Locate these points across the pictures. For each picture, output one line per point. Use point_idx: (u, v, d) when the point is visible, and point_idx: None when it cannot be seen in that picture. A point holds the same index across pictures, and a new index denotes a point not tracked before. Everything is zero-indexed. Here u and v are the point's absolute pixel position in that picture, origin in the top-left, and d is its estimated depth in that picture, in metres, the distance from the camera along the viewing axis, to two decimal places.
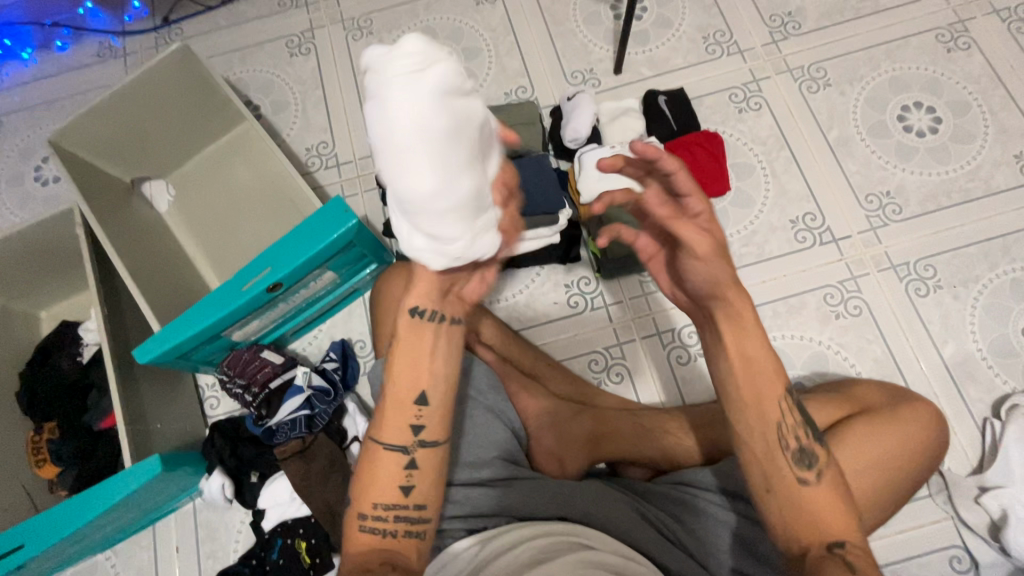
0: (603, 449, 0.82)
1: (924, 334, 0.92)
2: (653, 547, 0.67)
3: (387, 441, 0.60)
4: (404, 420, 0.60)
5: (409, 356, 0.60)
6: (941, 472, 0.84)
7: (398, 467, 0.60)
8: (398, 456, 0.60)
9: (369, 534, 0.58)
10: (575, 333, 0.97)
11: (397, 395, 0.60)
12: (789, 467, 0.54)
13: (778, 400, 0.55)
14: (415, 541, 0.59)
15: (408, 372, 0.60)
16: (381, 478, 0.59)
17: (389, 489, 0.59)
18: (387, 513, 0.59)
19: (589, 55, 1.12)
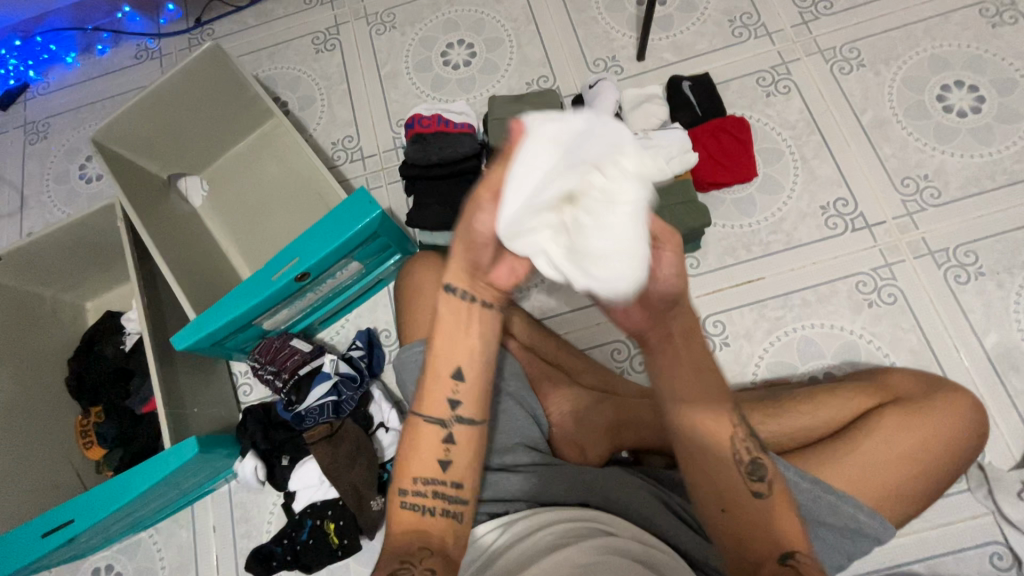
0: (624, 437, 0.81)
1: (964, 323, 0.88)
2: (674, 533, 0.67)
3: (425, 419, 0.61)
4: (442, 395, 0.60)
5: (446, 332, 0.59)
6: (980, 465, 0.80)
7: (434, 445, 0.60)
8: (436, 433, 0.60)
9: (410, 512, 0.60)
10: (596, 322, 0.97)
11: (434, 371, 0.60)
12: (742, 481, 0.58)
13: (728, 427, 0.58)
14: (452, 521, 0.60)
15: (445, 346, 0.60)
16: (418, 454, 0.60)
17: (427, 464, 0.60)
18: (426, 491, 0.60)
19: (611, 42, 1.11)
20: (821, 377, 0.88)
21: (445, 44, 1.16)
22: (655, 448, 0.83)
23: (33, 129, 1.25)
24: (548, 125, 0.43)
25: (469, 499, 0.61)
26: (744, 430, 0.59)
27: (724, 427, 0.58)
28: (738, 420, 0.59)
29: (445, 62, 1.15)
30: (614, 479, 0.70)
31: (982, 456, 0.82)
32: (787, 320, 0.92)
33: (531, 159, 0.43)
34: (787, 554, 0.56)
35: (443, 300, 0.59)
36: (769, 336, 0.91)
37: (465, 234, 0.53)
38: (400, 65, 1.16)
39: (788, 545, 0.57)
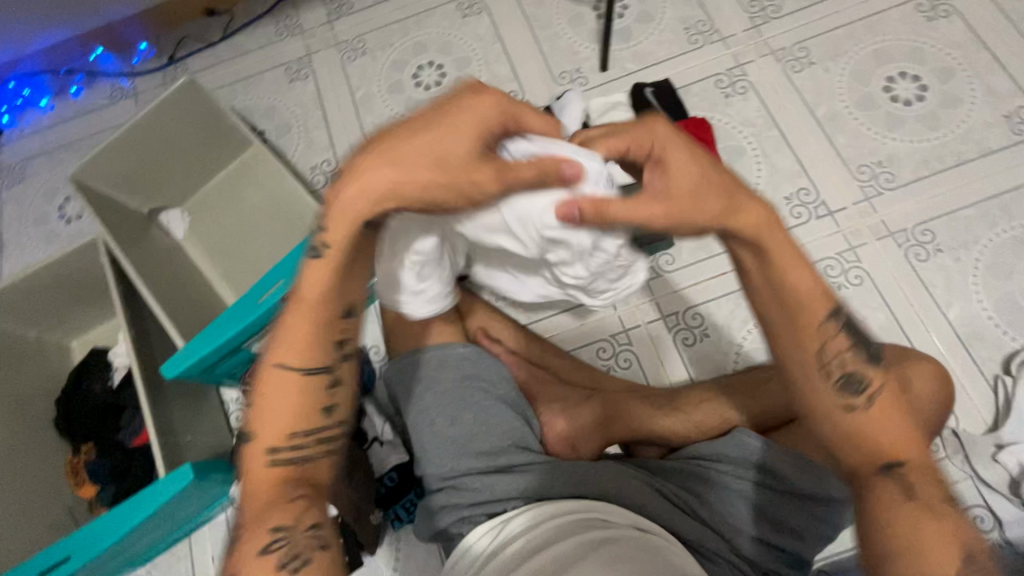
0: (615, 431, 0.83)
1: (928, 298, 0.92)
2: (668, 518, 0.69)
3: (298, 359, 0.57)
4: (329, 337, 0.59)
5: (340, 272, 0.58)
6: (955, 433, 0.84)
7: (314, 387, 0.58)
8: (309, 375, 0.58)
9: (278, 467, 0.57)
10: (579, 323, 0.99)
11: (320, 309, 0.58)
12: (833, 395, 0.58)
13: (814, 329, 0.59)
14: (332, 467, 0.60)
15: (326, 270, 0.57)
16: (290, 399, 0.58)
17: (306, 411, 0.58)
18: (306, 441, 0.58)
19: (575, 55, 1.15)
20: None
21: (416, 66, 1.20)
22: (645, 440, 0.84)
23: (10, 173, 1.25)
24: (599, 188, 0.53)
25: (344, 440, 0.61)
26: (836, 328, 0.59)
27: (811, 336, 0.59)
28: (828, 314, 0.59)
29: (417, 83, 1.18)
30: (609, 472, 0.72)
31: (955, 422, 0.86)
32: None
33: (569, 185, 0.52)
34: (892, 464, 0.56)
35: (357, 186, 0.53)
36: (746, 325, 0.95)
37: (424, 125, 0.52)
38: (373, 89, 1.19)
39: (900, 457, 0.56)
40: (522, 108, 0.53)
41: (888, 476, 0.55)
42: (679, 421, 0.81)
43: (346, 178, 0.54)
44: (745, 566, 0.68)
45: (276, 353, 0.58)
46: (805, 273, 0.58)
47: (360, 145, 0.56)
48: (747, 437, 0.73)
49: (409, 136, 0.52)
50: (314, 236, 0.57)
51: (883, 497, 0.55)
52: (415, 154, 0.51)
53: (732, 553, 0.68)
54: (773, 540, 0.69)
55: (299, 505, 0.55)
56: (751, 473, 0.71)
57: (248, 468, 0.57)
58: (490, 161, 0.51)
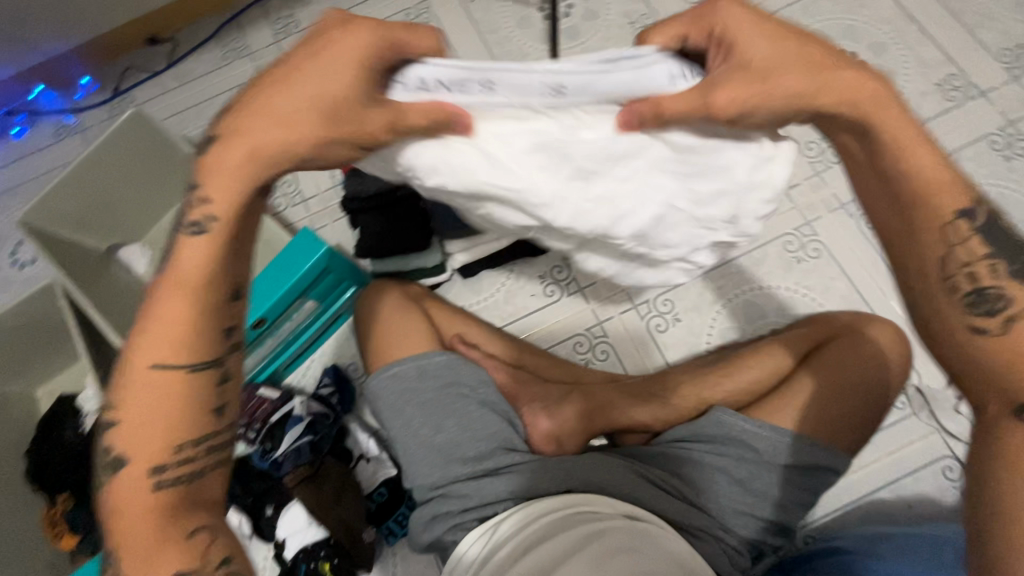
0: (597, 422, 0.82)
1: (883, 263, 0.96)
2: (656, 502, 0.70)
3: (178, 358, 0.55)
4: (216, 326, 0.57)
5: (220, 250, 0.56)
6: (919, 389, 0.88)
7: (200, 387, 0.56)
8: (191, 375, 0.55)
9: (162, 487, 0.54)
10: (555, 320, 1.00)
11: (201, 296, 0.56)
12: (958, 312, 0.51)
13: (934, 234, 0.52)
14: (223, 476, 0.58)
15: (205, 254, 0.56)
16: (171, 404, 0.55)
17: (196, 416, 0.56)
18: (196, 451, 0.56)
19: (526, 57, 1.17)
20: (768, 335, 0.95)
21: None
22: (627, 428, 0.83)
23: None
24: (550, 100, 0.51)
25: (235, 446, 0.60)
26: (971, 231, 0.52)
27: (931, 237, 0.53)
28: (960, 213, 0.52)
29: None
30: (594, 465, 0.73)
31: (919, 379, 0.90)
32: (728, 288, 0.98)
33: (520, 99, 0.51)
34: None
35: (237, 150, 0.52)
36: (715, 306, 0.98)
37: (297, 69, 0.50)
38: None
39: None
40: (396, 30, 0.50)
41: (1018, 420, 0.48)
42: (660, 406, 0.80)
43: (229, 138, 0.53)
44: (734, 541, 0.70)
45: (150, 353, 0.55)
46: (925, 151, 0.53)
47: (232, 103, 0.54)
48: (724, 415, 0.74)
49: (290, 88, 0.50)
50: (191, 212, 0.55)
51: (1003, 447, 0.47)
52: (292, 107, 0.50)
53: (720, 530, 0.70)
54: (761, 513, 0.70)
55: (200, 541, 0.52)
56: (732, 450, 0.72)
57: (125, 492, 0.54)
58: (381, 107, 0.49)
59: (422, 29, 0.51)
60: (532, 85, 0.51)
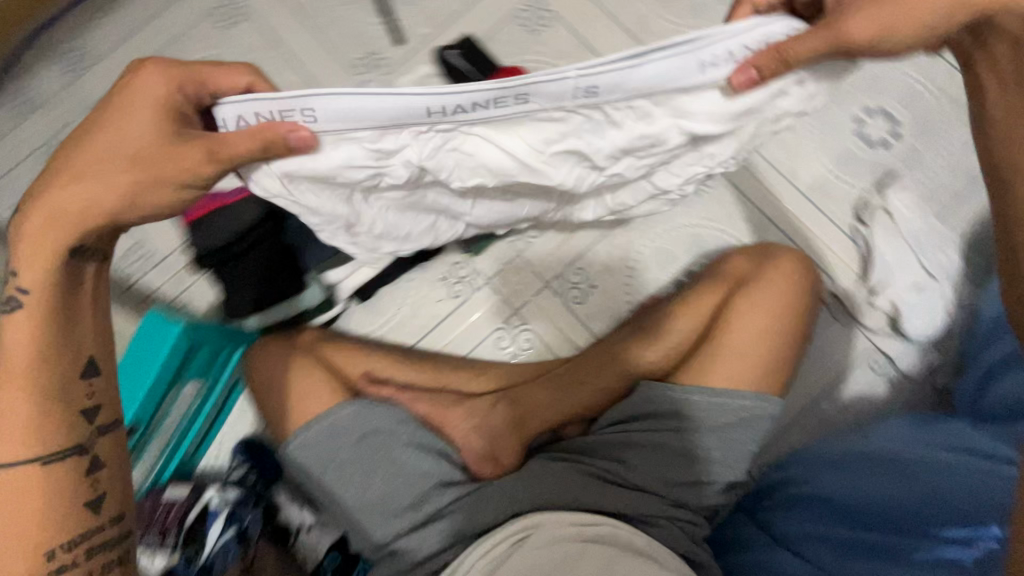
0: (533, 426, 0.76)
1: (777, 175, 0.93)
2: (601, 500, 0.69)
3: (31, 448, 0.50)
4: (74, 406, 0.52)
5: (53, 318, 0.52)
6: (834, 294, 0.88)
7: (66, 480, 0.51)
8: (47, 471, 0.50)
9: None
10: (469, 320, 0.93)
11: (45, 375, 0.51)
12: None
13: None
14: (126, 573, 0.52)
15: (33, 330, 0.51)
16: (33, 509, 0.49)
17: (69, 514, 0.50)
18: (78, 552, 0.50)
19: (364, 37, 1.03)
20: (684, 279, 0.91)
21: None
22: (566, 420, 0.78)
23: None
24: (582, 101, 0.48)
25: (130, 538, 0.53)
26: None
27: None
28: None
29: None
30: (534, 478, 0.71)
31: (834, 284, 0.89)
32: (634, 239, 0.93)
33: (552, 104, 0.48)
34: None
35: (40, 215, 0.51)
36: (626, 263, 0.93)
37: (96, 127, 0.52)
38: None
39: None
40: (194, 67, 0.54)
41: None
42: (590, 394, 0.76)
43: (30, 206, 0.51)
44: (690, 512, 0.70)
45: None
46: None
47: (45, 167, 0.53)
48: (653, 393, 0.72)
49: (85, 148, 0.51)
50: (4, 288, 0.52)
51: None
52: (100, 154, 0.51)
53: (674, 505, 0.70)
54: (704, 479, 0.69)
55: None
56: (664, 426, 0.71)
57: None
58: (193, 140, 0.50)
59: (231, 66, 0.56)
60: (565, 91, 0.47)
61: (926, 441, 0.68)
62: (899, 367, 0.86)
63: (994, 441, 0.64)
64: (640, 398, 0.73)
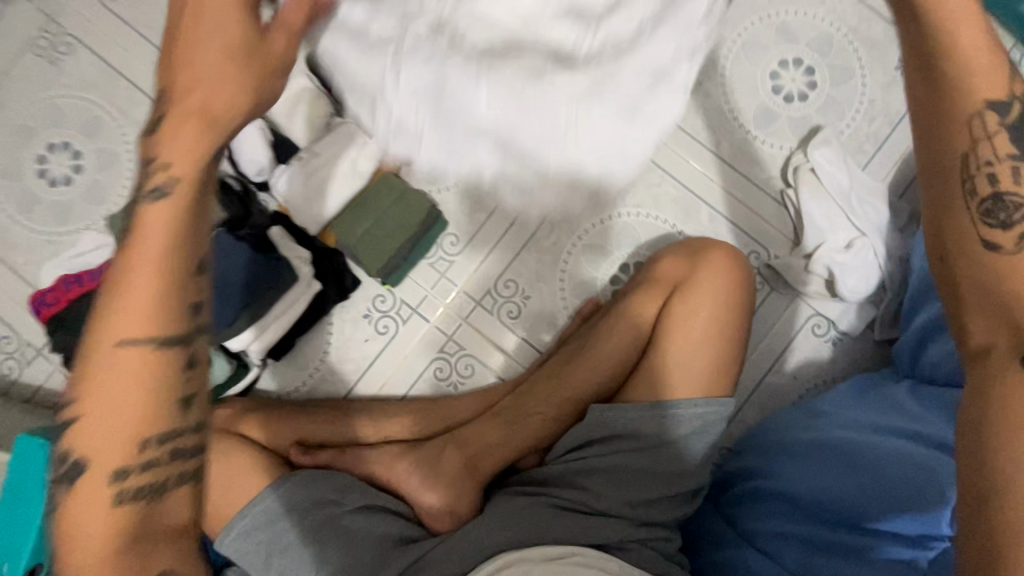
0: (486, 466, 0.72)
1: (699, 146, 0.88)
2: (569, 532, 0.66)
3: (148, 331, 0.41)
4: (179, 296, 0.42)
5: (158, 228, 0.41)
6: (770, 265, 0.86)
7: (145, 373, 0.41)
8: (152, 360, 0.41)
9: (126, 501, 0.41)
10: (403, 357, 0.86)
11: (136, 267, 0.41)
12: (970, 218, 0.41)
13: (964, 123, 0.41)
14: (192, 493, 0.45)
15: (166, 223, 0.42)
16: (131, 399, 0.41)
17: (118, 444, 0.41)
18: (158, 454, 0.42)
19: None
20: (619, 274, 0.87)
21: (31, 158, 0.86)
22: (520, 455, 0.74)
23: None
24: None
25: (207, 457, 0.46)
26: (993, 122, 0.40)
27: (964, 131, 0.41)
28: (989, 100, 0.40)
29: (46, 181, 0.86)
30: (497, 522, 0.66)
31: (768, 255, 0.87)
32: (562, 238, 0.87)
33: None
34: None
35: (217, 50, 0.41)
36: (558, 266, 0.87)
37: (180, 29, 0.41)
38: None
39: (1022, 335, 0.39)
40: None
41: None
42: (539, 424, 0.72)
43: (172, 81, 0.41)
44: (657, 528, 0.68)
45: (115, 326, 0.41)
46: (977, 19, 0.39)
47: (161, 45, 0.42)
48: (606, 414, 0.69)
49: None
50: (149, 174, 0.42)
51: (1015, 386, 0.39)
52: (200, 72, 0.41)
53: (640, 525, 0.68)
54: (668, 491, 0.68)
55: None
56: (620, 447, 0.69)
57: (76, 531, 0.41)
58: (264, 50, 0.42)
59: None
60: None
61: (875, 424, 0.67)
62: (840, 327, 0.85)
63: (944, 426, 0.63)
64: (592, 420, 0.70)
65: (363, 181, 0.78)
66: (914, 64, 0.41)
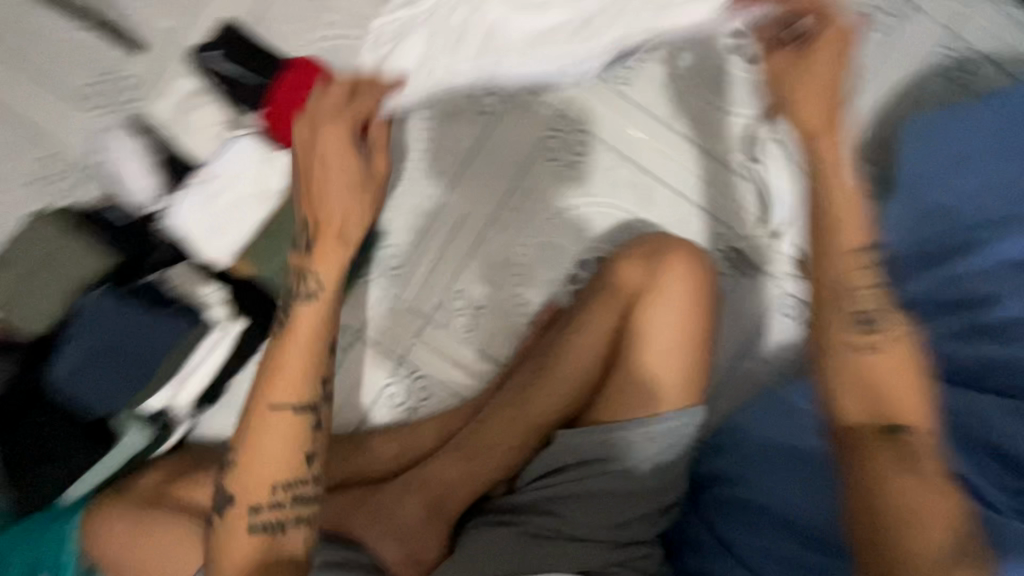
0: (449, 505, 0.68)
1: (654, 123, 0.80)
2: (544, 561, 0.60)
3: (296, 396, 0.53)
4: (311, 376, 0.54)
5: (309, 325, 0.54)
6: (736, 249, 0.80)
7: (293, 434, 0.52)
8: (297, 424, 0.53)
9: (257, 531, 0.51)
10: (350, 387, 0.78)
11: (299, 351, 0.53)
12: (848, 329, 0.51)
13: (847, 254, 0.52)
14: (309, 531, 0.53)
15: (315, 320, 0.54)
16: (284, 451, 0.52)
17: (273, 465, 0.52)
18: (282, 496, 0.52)
19: (88, 51, 0.74)
20: (577, 272, 0.79)
21: None
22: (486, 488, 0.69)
23: None
24: None
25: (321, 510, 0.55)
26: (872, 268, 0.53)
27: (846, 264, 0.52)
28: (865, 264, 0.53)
29: None
30: (464, 562, 0.62)
31: (737, 236, 0.80)
32: (511, 239, 0.80)
33: None
34: (896, 426, 0.47)
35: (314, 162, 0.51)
36: (511, 270, 0.80)
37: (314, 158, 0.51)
38: None
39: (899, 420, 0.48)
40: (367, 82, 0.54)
41: (890, 438, 0.47)
42: (500, 455, 0.68)
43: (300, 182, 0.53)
44: (637, 546, 0.64)
45: (272, 393, 0.53)
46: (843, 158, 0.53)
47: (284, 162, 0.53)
48: (570, 439, 0.65)
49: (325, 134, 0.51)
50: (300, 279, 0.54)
51: (876, 457, 0.46)
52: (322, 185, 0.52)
53: (618, 546, 0.63)
54: (643, 510, 0.64)
55: None
56: (590, 469, 0.64)
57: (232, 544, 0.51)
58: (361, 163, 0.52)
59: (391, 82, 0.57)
60: None
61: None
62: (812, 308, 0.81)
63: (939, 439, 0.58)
64: (556, 447, 0.65)
65: (270, 203, 0.68)
66: (813, 216, 0.54)
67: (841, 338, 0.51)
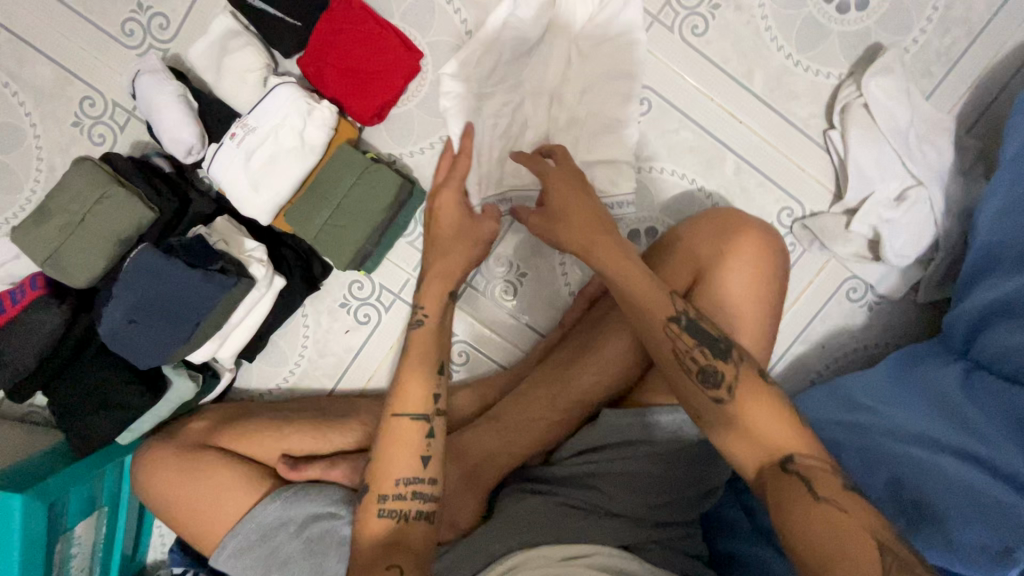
0: (487, 475, 0.67)
1: (723, 79, 0.72)
2: (588, 532, 0.59)
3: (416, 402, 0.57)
4: (421, 390, 0.58)
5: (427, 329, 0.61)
6: (806, 224, 0.74)
7: (417, 440, 0.56)
8: (416, 429, 0.57)
9: (384, 516, 0.54)
10: (387, 348, 0.77)
11: (411, 349, 0.61)
12: (694, 385, 0.52)
13: (661, 322, 0.54)
14: (427, 530, 0.54)
15: (426, 340, 0.61)
16: (407, 452, 0.56)
17: (406, 462, 0.55)
18: (405, 491, 0.55)
19: None
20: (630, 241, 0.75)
21: None
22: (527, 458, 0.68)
23: None
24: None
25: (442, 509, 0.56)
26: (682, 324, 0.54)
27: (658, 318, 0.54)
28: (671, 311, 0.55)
29: None
30: (503, 523, 0.61)
31: (803, 209, 0.75)
32: None
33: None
34: (785, 459, 0.47)
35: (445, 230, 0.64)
36: None
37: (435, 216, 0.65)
38: None
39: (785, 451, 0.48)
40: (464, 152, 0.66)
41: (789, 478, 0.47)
42: (542, 427, 0.67)
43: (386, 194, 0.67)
44: (676, 528, 0.62)
45: (403, 398, 0.58)
46: (617, 252, 0.57)
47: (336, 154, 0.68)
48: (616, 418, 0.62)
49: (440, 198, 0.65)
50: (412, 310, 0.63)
51: (788, 491, 0.46)
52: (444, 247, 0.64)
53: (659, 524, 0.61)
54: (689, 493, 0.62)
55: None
56: (642, 449, 0.61)
57: (367, 527, 0.54)
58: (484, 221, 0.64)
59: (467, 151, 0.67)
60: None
61: (928, 432, 0.57)
62: (878, 292, 0.75)
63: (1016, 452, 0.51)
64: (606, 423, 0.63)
65: (313, 156, 0.66)
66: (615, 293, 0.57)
67: (772, 398, 0.50)
